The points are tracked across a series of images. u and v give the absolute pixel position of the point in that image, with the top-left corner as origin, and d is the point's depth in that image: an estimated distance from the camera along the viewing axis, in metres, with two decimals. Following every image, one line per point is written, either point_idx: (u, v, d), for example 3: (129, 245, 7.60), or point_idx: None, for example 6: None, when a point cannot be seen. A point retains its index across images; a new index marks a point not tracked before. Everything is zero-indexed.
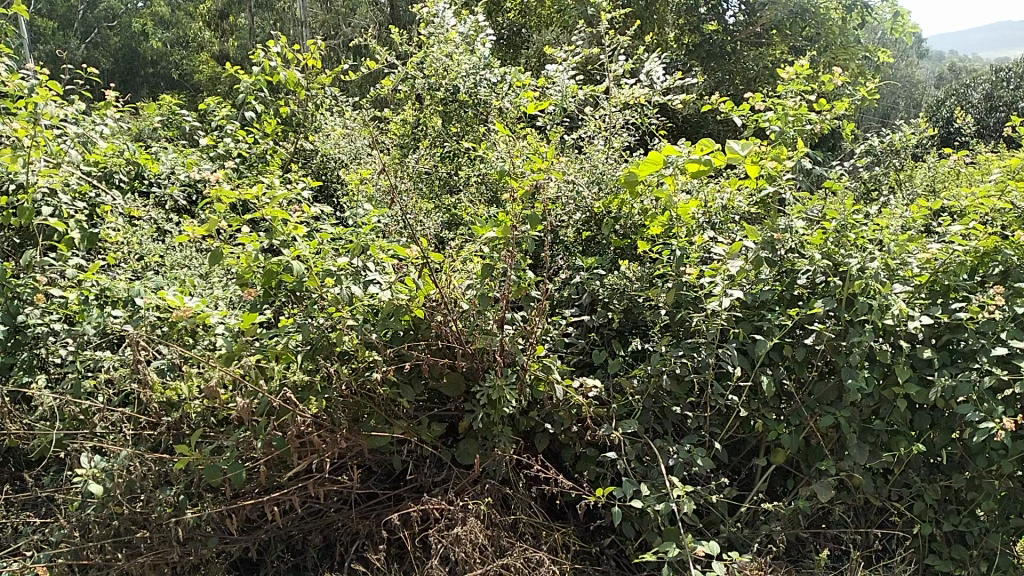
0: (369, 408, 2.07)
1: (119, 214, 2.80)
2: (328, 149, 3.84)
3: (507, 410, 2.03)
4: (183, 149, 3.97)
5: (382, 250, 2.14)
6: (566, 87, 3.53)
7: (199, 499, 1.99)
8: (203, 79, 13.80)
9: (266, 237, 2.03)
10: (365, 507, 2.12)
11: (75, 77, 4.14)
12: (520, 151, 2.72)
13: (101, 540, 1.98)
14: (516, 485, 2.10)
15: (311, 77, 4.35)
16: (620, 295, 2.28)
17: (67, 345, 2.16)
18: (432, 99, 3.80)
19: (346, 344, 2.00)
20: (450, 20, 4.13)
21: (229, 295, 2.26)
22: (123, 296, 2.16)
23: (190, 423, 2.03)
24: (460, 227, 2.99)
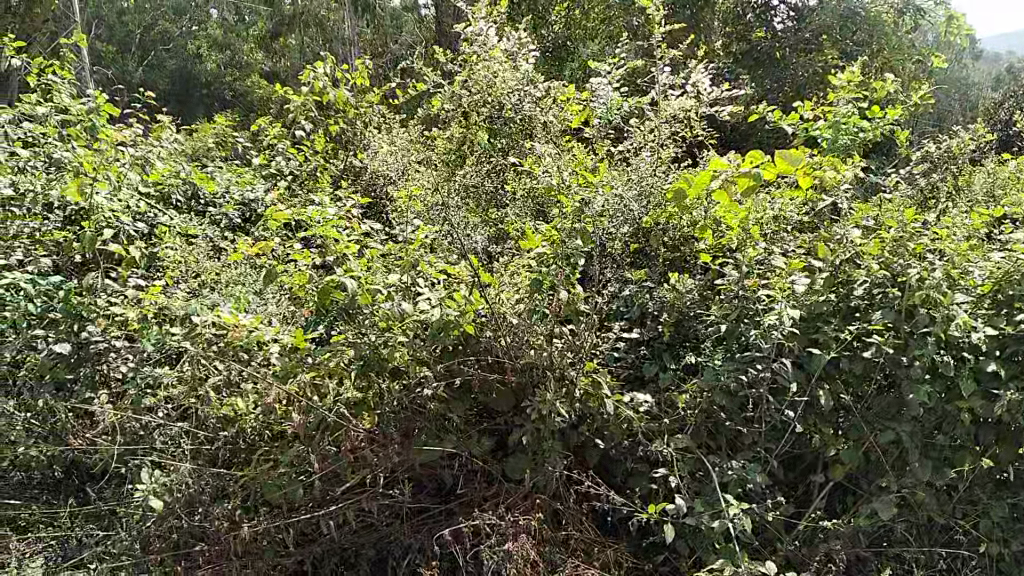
0: (420, 423, 2.06)
1: (177, 234, 2.88)
2: (377, 166, 3.89)
3: (557, 425, 2.02)
4: (237, 167, 4.06)
5: (433, 265, 2.18)
6: (609, 100, 3.68)
7: (255, 513, 2.04)
8: (254, 100, 14.15)
9: (318, 256, 2.11)
10: (417, 521, 2.12)
11: (133, 101, 4.26)
12: (565, 166, 2.72)
13: (162, 552, 2.05)
14: (567, 500, 2.08)
15: (361, 96, 4.43)
16: (671, 309, 2.27)
17: (128, 361, 2.22)
18: (477, 116, 3.83)
19: (397, 360, 1.99)
20: (494, 37, 4.16)
21: (282, 312, 2.31)
22: (181, 314, 2.22)
23: (247, 439, 2.09)
24: (507, 242, 2.99)
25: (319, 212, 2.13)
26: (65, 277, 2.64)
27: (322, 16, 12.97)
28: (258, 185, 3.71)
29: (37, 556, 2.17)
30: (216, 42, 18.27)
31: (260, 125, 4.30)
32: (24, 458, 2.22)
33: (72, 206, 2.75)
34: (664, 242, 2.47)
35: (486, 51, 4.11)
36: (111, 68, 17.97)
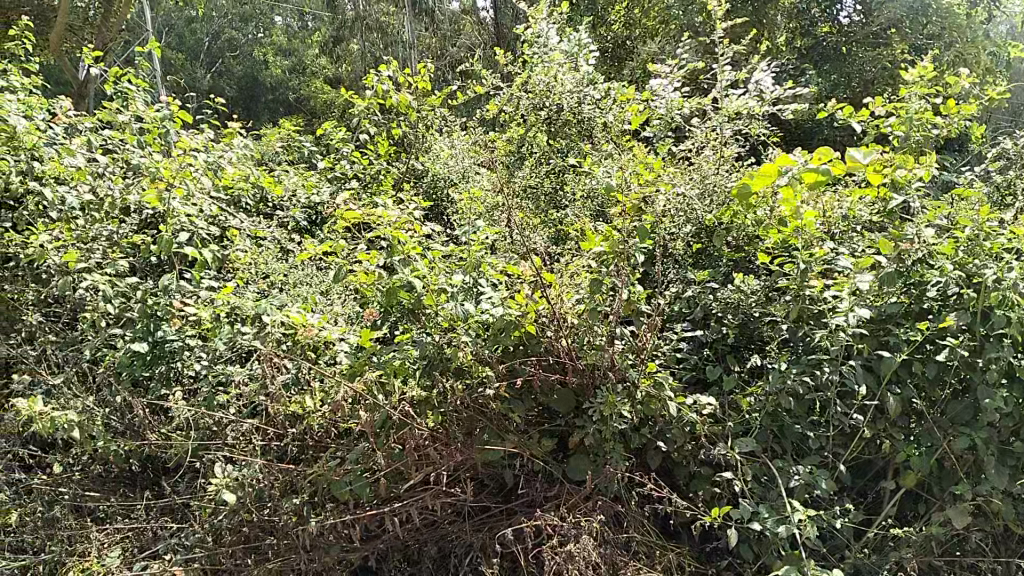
0: (482, 422, 2.09)
1: (246, 236, 2.96)
2: (438, 168, 4.00)
3: (618, 427, 2.01)
4: (303, 171, 4.17)
5: (495, 266, 2.22)
6: (671, 100, 3.52)
7: (322, 508, 2.04)
8: (318, 105, 14.47)
9: (383, 256, 2.12)
10: (478, 519, 2.14)
11: (205, 107, 4.41)
12: (628, 164, 2.69)
13: (232, 545, 2.09)
14: (629, 502, 2.07)
15: (422, 99, 4.49)
16: (735, 310, 2.24)
17: (201, 359, 2.30)
18: (538, 117, 3.85)
19: (461, 360, 2.02)
20: (554, 38, 4.24)
21: (347, 312, 2.37)
22: (252, 313, 2.29)
23: (314, 436, 2.13)
24: (566, 242, 2.99)
25: (381, 212, 2.13)
26: (141, 278, 2.75)
27: (383, 22, 13.22)
28: (323, 188, 3.79)
29: (116, 547, 2.24)
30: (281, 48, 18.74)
31: (325, 130, 4.40)
32: (104, 452, 2.31)
33: (148, 211, 2.87)
34: (728, 243, 2.47)
35: (545, 53, 4.14)
36: (182, 76, 18.61)
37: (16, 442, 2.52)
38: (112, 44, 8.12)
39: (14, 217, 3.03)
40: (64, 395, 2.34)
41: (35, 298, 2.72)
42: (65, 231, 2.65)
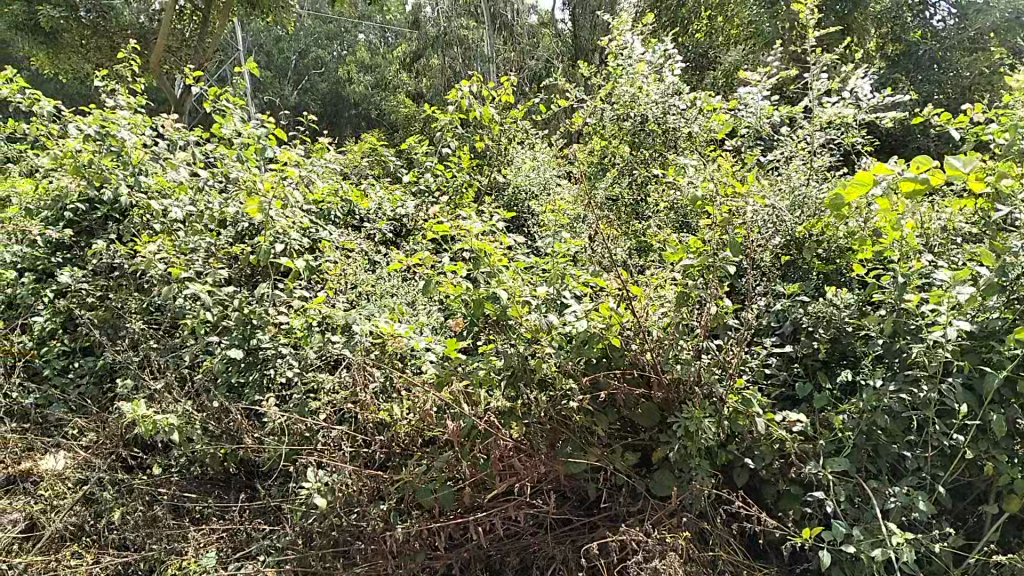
0: (565, 434, 2.08)
1: (335, 248, 3.05)
2: (520, 181, 4.06)
3: (705, 443, 1.97)
4: (389, 184, 4.27)
5: (581, 279, 2.24)
6: (760, 108, 3.47)
7: (408, 515, 2.08)
8: (400, 120, 14.81)
9: (469, 267, 2.16)
10: (560, 532, 2.13)
11: (296, 123, 4.57)
12: (714, 175, 2.66)
13: (321, 549, 2.14)
14: (715, 520, 2.03)
15: (505, 113, 4.55)
16: (827, 324, 2.16)
17: (293, 367, 2.39)
18: (624, 127, 3.86)
19: (545, 372, 2.04)
20: (638, 51, 4.19)
21: (433, 323, 2.42)
22: (342, 323, 2.37)
23: (401, 443, 2.17)
24: (649, 254, 2.98)
25: (468, 225, 2.16)
26: (237, 286, 2.86)
27: (463, 36, 13.46)
28: (409, 202, 3.89)
29: (211, 547, 2.30)
30: (364, 65, 19.22)
31: (410, 144, 4.51)
32: (200, 453, 2.39)
33: (243, 223, 3.00)
34: (818, 255, 2.41)
35: (630, 64, 4.13)
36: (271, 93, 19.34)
37: (116, 442, 2.63)
38: (208, 65, 8.53)
39: (120, 228, 3.20)
40: (165, 398, 2.45)
41: (139, 306, 2.87)
42: (167, 242, 2.79)
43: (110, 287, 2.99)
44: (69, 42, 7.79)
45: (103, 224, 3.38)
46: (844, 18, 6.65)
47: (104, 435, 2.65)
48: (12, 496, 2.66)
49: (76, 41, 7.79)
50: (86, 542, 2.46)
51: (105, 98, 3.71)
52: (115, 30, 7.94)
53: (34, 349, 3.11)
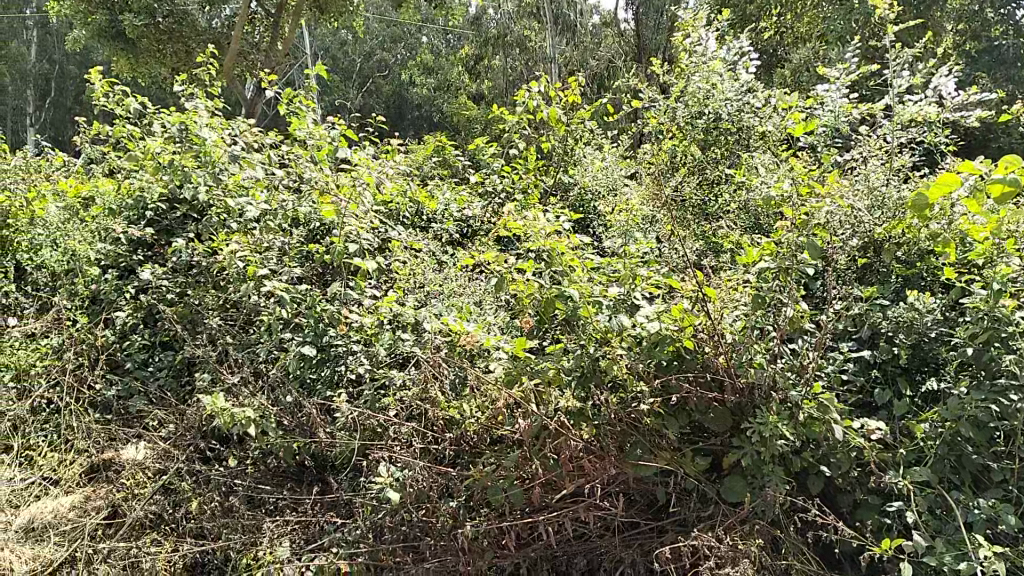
0: (634, 437, 2.07)
1: (405, 247, 3.11)
2: (587, 182, 4.18)
3: (779, 449, 1.93)
4: (456, 185, 4.33)
5: (652, 280, 2.20)
6: (838, 106, 3.41)
7: (477, 513, 2.11)
8: (461, 121, 14.95)
9: (541, 266, 2.14)
10: (628, 535, 2.11)
11: (366, 124, 4.67)
12: (790, 176, 2.60)
13: (392, 543, 2.15)
14: (788, 528, 1.98)
15: (572, 112, 4.56)
16: (908, 329, 2.10)
17: (364, 363, 2.44)
18: (697, 125, 3.85)
19: (616, 373, 2.03)
20: (712, 48, 4.16)
21: (501, 322, 2.44)
22: (412, 320, 2.43)
23: (470, 441, 2.21)
24: (719, 255, 2.95)
25: (543, 224, 2.15)
26: (311, 284, 2.93)
27: (524, 36, 13.52)
28: (475, 202, 3.95)
29: (285, 538, 2.35)
30: (427, 67, 19.43)
31: (477, 145, 4.56)
32: (275, 446, 2.45)
33: (316, 221, 3.06)
34: (898, 257, 2.33)
35: (704, 61, 4.08)
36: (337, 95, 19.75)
37: (195, 433, 2.67)
38: (280, 68, 8.77)
39: (199, 227, 3.30)
40: (242, 391, 2.52)
41: (215, 302, 2.96)
42: (245, 240, 2.87)
43: (189, 284, 3.08)
44: (146, 47, 8.06)
45: (182, 222, 3.48)
46: (920, 15, 6.49)
47: (184, 426, 2.68)
48: (97, 483, 2.80)
49: (153, 46, 8.05)
50: (166, 530, 2.58)
51: (186, 100, 3.84)
52: (189, 35, 8.19)
53: (117, 343, 3.23)
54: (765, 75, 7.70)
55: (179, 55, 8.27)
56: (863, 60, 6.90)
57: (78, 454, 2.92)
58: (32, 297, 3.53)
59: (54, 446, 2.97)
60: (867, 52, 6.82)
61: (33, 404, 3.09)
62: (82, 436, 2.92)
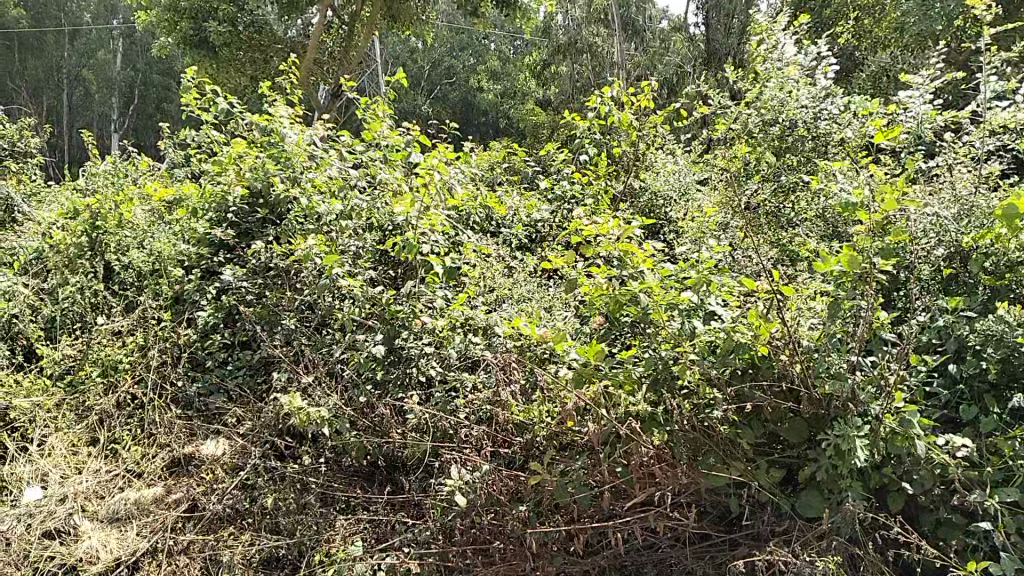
0: (707, 446, 2.04)
1: (477, 252, 3.15)
2: (659, 187, 4.18)
3: (858, 463, 1.87)
4: (526, 191, 4.36)
5: (727, 286, 2.17)
6: (922, 113, 3.29)
7: (547, 518, 2.12)
8: (528, 127, 15.02)
9: (614, 269, 2.12)
10: (699, 547, 2.08)
11: (439, 131, 4.76)
12: (870, 181, 2.54)
13: (462, 545, 2.16)
14: (867, 545, 1.92)
15: (645, 118, 4.54)
16: (997, 342, 1.99)
17: (435, 365, 2.48)
18: (772, 132, 3.83)
19: (688, 380, 2.01)
20: (788, 52, 4.08)
21: (571, 327, 2.44)
22: (483, 324, 2.46)
23: (540, 447, 2.19)
24: (795, 264, 2.90)
25: (614, 228, 2.15)
26: (384, 287, 2.99)
27: (593, 43, 13.36)
28: (544, 208, 3.98)
29: (357, 536, 2.39)
30: (496, 73, 19.58)
31: (548, 152, 4.60)
32: (348, 445, 2.50)
33: (389, 225, 3.11)
34: (985, 268, 2.22)
35: (781, 66, 4.01)
36: (406, 102, 20.09)
37: (271, 431, 2.77)
38: (353, 75, 8.99)
39: (278, 230, 3.39)
40: (318, 391, 2.58)
41: (292, 304, 3.04)
42: (321, 243, 2.96)
43: (267, 286, 3.17)
44: (226, 56, 8.36)
45: (261, 226, 3.59)
46: (1009, 19, 6.28)
47: (260, 424, 2.80)
48: (178, 477, 2.91)
49: (233, 54, 8.31)
50: (242, 525, 2.64)
51: (268, 107, 3.98)
52: (267, 43, 8.46)
53: (198, 342, 3.34)
54: (843, 79, 7.52)
55: (258, 63, 8.54)
56: (947, 64, 6.69)
57: (159, 448, 3.02)
58: (120, 296, 3.69)
59: (138, 440, 3.10)
60: (951, 57, 6.62)
61: (118, 398, 3.20)
62: (165, 430, 3.04)
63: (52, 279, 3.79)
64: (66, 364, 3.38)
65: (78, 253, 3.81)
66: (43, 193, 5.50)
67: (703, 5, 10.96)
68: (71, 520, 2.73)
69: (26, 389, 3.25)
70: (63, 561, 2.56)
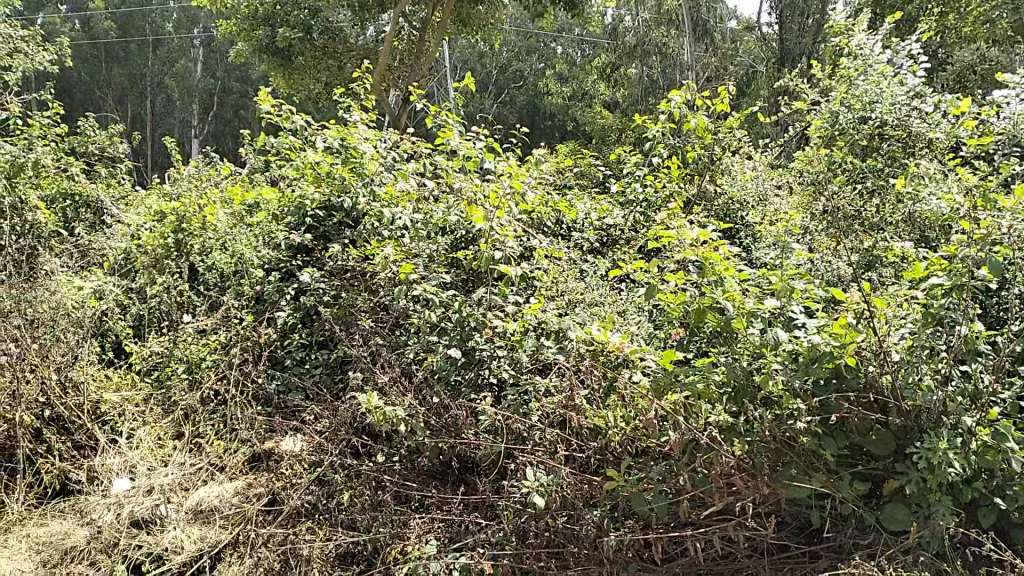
0: (789, 456, 2.00)
1: (548, 255, 3.16)
2: (736, 193, 4.31)
3: (948, 478, 1.80)
4: (598, 194, 4.36)
5: (809, 293, 2.10)
6: (1019, 113, 3.15)
7: (622, 523, 2.12)
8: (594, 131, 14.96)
9: (694, 276, 2.08)
10: (778, 558, 2.05)
11: (510, 136, 4.80)
12: (962, 185, 2.45)
13: (537, 548, 2.19)
14: (957, 562, 1.85)
15: (719, 120, 4.47)
16: None
17: (509, 369, 2.50)
18: (858, 131, 3.73)
19: (771, 389, 1.96)
20: (879, 50, 3.93)
21: (645, 332, 2.43)
22: (556, 329, 2.46)
23: (615, 452, 2.18)
24: (879, 269, 2.82)
25: (695, 234, 2.10)
26: (458, 290, 3.03)
27: (663, 44, 13.16)
28: (616, 211, 3.97)
29: (432, 535, 2.40)
30: (564, 77, 19.57)
31: (619, 154, 4.58)
32: (422, 445, 2.54)
33: (462, 229, 3.15)
34: None
35: (867, 66, 3.89)
36: (473, 106, 20.24)
37: (347, 430, 2.77)
38: (423, 80, 9.12)
39: (355, 233, 3.46)
40: (392, 390, 2.62)
41: (367, 305, 3.10)
42: (397, 247, 3.01)
43: (344, 287, 3.25)
44: (302, 62, 8.58)
45: (337, 229, 3.69)
46: None
47: (336, 422, 2.79)
48: (259, 472, 3.01)
49: (308, 61, 8.50)
50: (319, 520, 2.70)
51: (344, 113, 4.06)
52: (341, 50, 8.60)
53: (277, 340, 3.44)
54: (929, 79, 7.25)
55: (332, 70, 8.74)
56: None
57: (241, 443, 3.13)
58: (203, 296, 3.83)
59: (220, 435, 3.21)
60: None
61: (202, 394, 3.29)
62: (246, 426, 3.13)
63: (139, 279, 3.95)
64: (154, 361, 3.52)
65: (164, 253, 4.00)
66: (130, 196, 5.74)
67: (779, 4, 10.80)
68: (157, 510, 2.83)
69: (115, 383, 3.47)
70: (151, 550, 2.70)
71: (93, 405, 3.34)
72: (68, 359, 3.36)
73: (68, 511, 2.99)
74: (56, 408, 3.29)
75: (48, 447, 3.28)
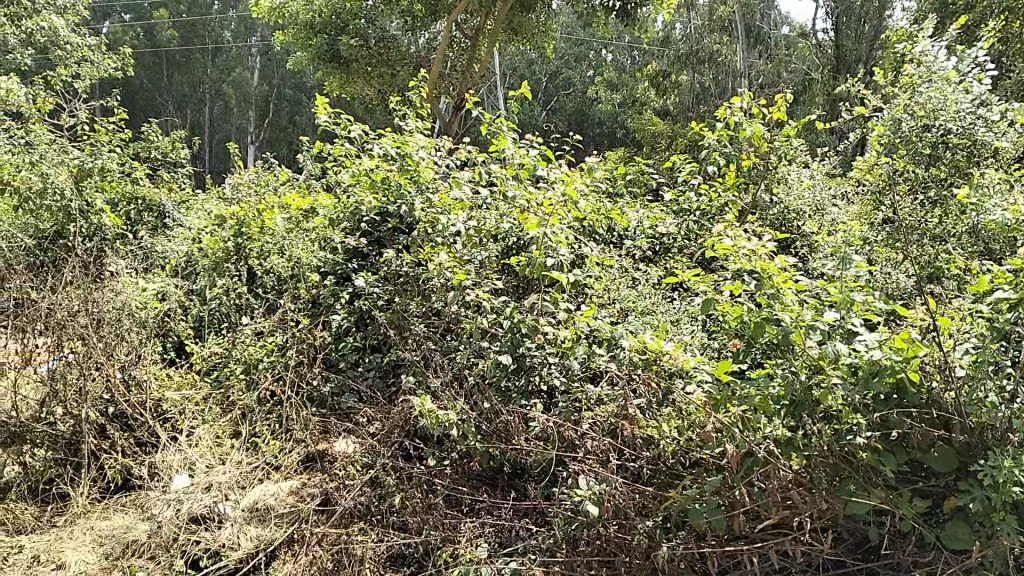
0: (847, 471, 1.96)
1: (601, 263, 3.16)
2: (793, 201, 4.27)
3: (1015, 495, 1.74)
4: (651, 202, 4.34)
5: (869, 305, 2.06)
6: None
7: (674, 534, 2.12)
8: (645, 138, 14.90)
9: (751, 287, 2.05)
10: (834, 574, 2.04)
11: (563, 143, 4.81)
12: None
13: (588, 556, 2.18)
14: None
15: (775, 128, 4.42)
16: None
17: (560, 376, 2.50)
18: (921, 139, 3.64)
19: (830, 404, 1.92)
20: (943, 57, 3.84)
21: (698, 342, 2.41)
22: (608, 337, 2.46)
23: (668, 462, 2.17)
24: (943, 281, 2.76)
25: (752, 244, 2.07)
26: (510, 297, 3.05)
27: (716, 51, 13.03)
28: (669, 219, 3.95)
29: (480, 540, 2.42)
30: (615, 83, 19.53)
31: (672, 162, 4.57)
32: (474, 450, 2.56)
33: (515, 236, 3.17)
34: None
35: (931, 73, 3.80)
36: (524, 113, 20.31)
37: (399, 432, 2.82)
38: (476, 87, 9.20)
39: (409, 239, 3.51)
40: (444, 394, 2.65)
41: (420, 310, 3.13)
42: (451, 253, 3.04)
43: (397, 292, 3.30)
44: (357, 69, 8.73)
45: (392, 235, 3.75)
46: None
47: (390, 424, 2.85)
48: (313, 473, 3.08)
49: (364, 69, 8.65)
50: (372, 521, 2.75)
51: (399, 120, 4.12)
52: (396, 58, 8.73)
53: (332, 344, 3.52)
54: (995, 87, 7.06)
55: (385, 78, 8.86)
56: None
57: (296, 443, 3.20)
58: (261, 299, 3.92)
59: (277, 435, 3.29)
60: None
61: (259, 395, 3.37)
62: (302, 427, 3.22)
63: (200, 282, 4.06)
64: (213, 361, 3.61)
65: (224, 257, 4.10)
66: (192, 200, 5.91)
67: (835, 10, 10.69)
68: (216, 507, 2.90)
69: (176, 382, 3.58)
70: (208, 546, 2.76)
71: (155, 403, 3.45)
72: (132, 358, 3.44)
73: (130, 505, 3.08)
74: (120, 405, 3.40)
75: (112, 443, 3.40)
